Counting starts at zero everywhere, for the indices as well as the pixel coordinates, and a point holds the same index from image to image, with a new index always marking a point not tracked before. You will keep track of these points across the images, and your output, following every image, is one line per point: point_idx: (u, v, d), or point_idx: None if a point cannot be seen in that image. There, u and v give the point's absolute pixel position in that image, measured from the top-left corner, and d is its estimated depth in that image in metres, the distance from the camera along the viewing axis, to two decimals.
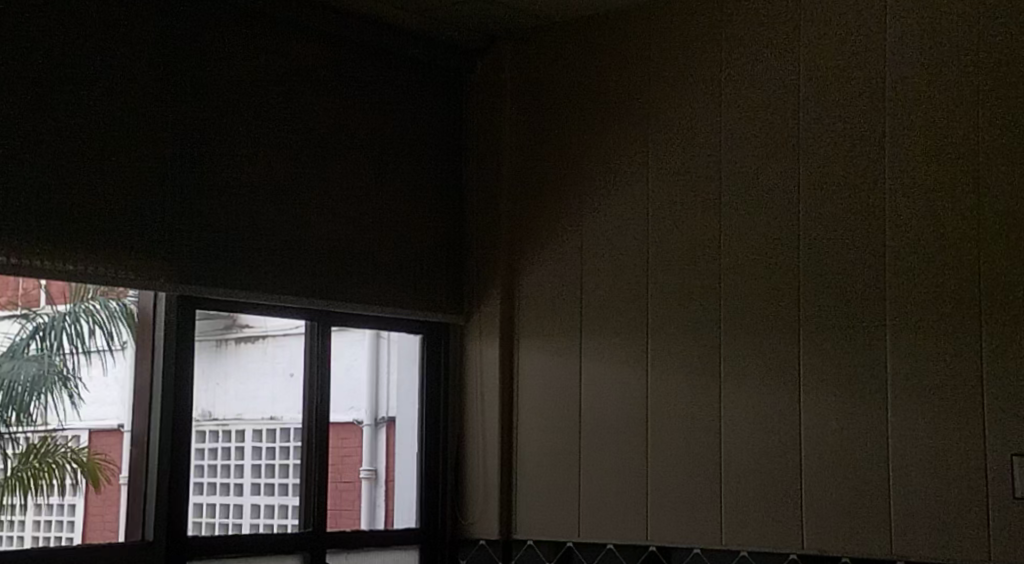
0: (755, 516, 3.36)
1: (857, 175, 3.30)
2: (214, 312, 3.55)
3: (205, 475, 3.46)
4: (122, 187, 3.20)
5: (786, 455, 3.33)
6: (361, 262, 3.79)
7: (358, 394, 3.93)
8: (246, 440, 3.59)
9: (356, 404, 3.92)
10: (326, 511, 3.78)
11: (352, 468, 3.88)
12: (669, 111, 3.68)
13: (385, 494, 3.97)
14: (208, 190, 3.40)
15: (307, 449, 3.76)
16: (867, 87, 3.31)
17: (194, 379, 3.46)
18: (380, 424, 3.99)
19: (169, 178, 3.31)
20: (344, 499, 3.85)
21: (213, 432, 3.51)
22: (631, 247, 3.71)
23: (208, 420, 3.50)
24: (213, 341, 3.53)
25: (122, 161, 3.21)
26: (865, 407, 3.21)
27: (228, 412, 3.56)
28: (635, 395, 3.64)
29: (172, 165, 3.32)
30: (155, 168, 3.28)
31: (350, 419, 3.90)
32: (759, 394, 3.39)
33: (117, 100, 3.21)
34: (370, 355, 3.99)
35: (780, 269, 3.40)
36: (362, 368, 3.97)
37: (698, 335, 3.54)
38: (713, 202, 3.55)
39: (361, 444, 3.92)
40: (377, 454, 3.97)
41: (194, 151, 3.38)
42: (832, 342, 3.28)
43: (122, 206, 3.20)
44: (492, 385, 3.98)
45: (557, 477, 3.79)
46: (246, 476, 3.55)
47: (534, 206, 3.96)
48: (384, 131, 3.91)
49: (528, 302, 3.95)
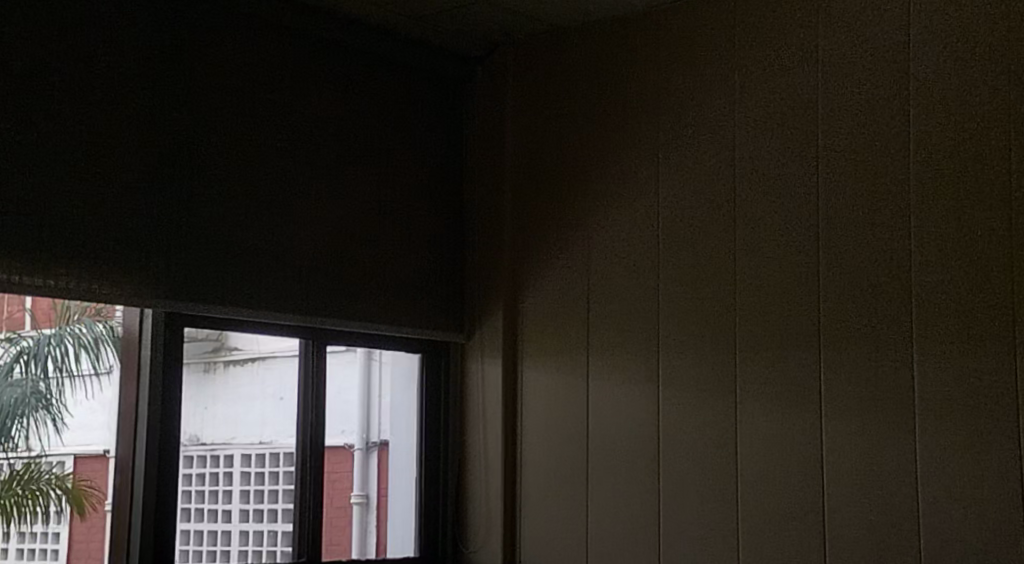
0: (774, 539, 3.20)
1: (879, 181, 3.15)
2: (203, 332, 3.36)
3: (193, 502, 3.27)
4: (107, 196, 3.04)
5: (808, 478, 3.16)
6: (358, 276, 3.63)
7: (348, 417, 3.76)
8: (235, 465, 3.38)
9: (346, 427, 3.74)
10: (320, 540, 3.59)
11: (341, 494, 3.69)
12: (678, 119, 3.53)
13: (376, 519, 3.79)
14: (198, 202, 3.24)
15: (302, 474, 3.57)
16: (886, 93, 3.17)
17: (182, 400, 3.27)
18: (371, 448, 3.82)
19: (156, 190, 3.15)
20: (336, 526, 3.66)
21: (201, 457, 3.30)
22: (640, 262, 3.55)
23: (196, 445, 3.30)
24: (202, 364, 3.35)
25: (106, 172, 3.04)
26: (889, 425, 3.05)
27: (216, 436, 3.37)
28: (645, 415, 3.48)
29: (159, 173, 3.16)
30: (142, 176, 3.12)
31: (341, 442, 3.72)
32: (778, 413, 3.23)
33: (101, 105, 3.06)
34: (362, 377, 3.82)
35: (797, 281, 3.25)
36: (353, 391, 3.79)
37: (712, 351, 3.38)
38: (727, 211, 3.40)
39: (352, 469, 3.73)
40: (367, 480, 3.78)
41: (183, 160, 3.22)
42: (853, 356, 3.13)
43: (107, 217, 3.03)
44: (495, 405, 3.81)
45: (564, 500, 3.62)
46: (234, 502, 3.36)
47: (538, 219, 3.81)
48: (382, 141, 3.76)
49: (532, 319, 3.79)
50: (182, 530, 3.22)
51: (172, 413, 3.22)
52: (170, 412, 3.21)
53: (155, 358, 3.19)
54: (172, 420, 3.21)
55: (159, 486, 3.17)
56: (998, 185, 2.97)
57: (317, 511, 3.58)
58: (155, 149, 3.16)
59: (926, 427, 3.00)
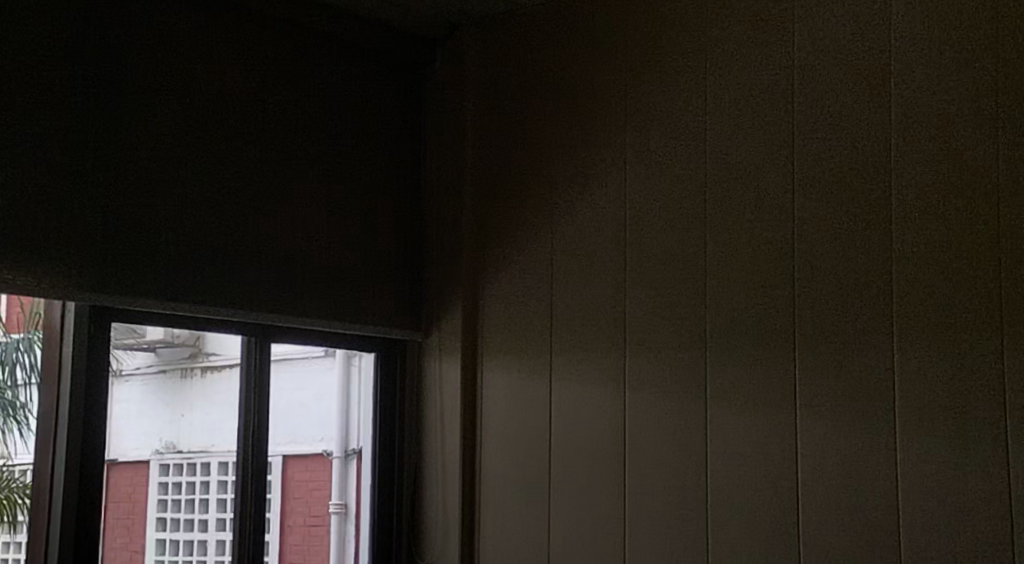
0: (743, 544, 2.98)
1: (861, 166, 2.93)
2: (177, 337, 3.21)
3: (167, 511, 3.15)
4: (28, 174, 2.81)
5: (781, 483, 2.94)
6: (307, 267, 3.40)
7: (328, 424, 3.61)
8: (213, 473, 3.27)
9: (326, 435, 3.61)
10: (293, 551, 3.45)
11: (320, 502, 3.56)
12: (646, 103, 3.32)
13: (357, 528, 3.66)
14: (128, 189, 3.01)
15: (275, 484, 3.41)
16: (867, 74, 2.95)
17: (142, 402, 3.10)
18: (352, 457, 3.68)
19: (85, 173, 2.92)
20: (313, 534, 3.53)
21: (178, 465, 3.17)
22: (606, 256, 3.34)
23: (172, 453, 3.16)
24: (178, 369, 3.20)
25: (26, 153, 2.80)
26: (868, 423, 2.84)
27: (193, 444, 3.23)
28: (609, 415, 3.26)
29: (88, 155, 2.93)
30: (70, 158, 2.89)
31: (320, 451, 3.58)
32: (750, 414, 3.01)
33: (28, 78, 2.83)
34: (341, 385, 3.67)
35: (768, 272, 3.04)
36: (332, 398, 3.64)
37: (681, 349, 3.16)
38: (699, 197, 3.19)
39: (330, 478, 3.59)
40: (346, 488, 3.65)
41: (115, 141, 2.99)
42: (830, 352, 2.91)
43: (28, 199, 2.80)
44: (453, 407, 3.59)
45: (526, 506, 3.39)
46: (211, 511, 3.25)
47: (499, 212, 3.59)
48: (334, 126, 3.54)
49: (492, 317, 3.57)
50: (155, 540, 3.12)
51: (98, 415, 2.97)
52: (97, 416, 2.97)
53: (77, 357, 2.95)
54: (95, 424, 2.96)
55: (82, 488, 2.92)
56: (984, 173, 2.77)
57: (281, 524, 3.43)
58: (86, 129, 2.93)
59: (907, 431, 2.79)
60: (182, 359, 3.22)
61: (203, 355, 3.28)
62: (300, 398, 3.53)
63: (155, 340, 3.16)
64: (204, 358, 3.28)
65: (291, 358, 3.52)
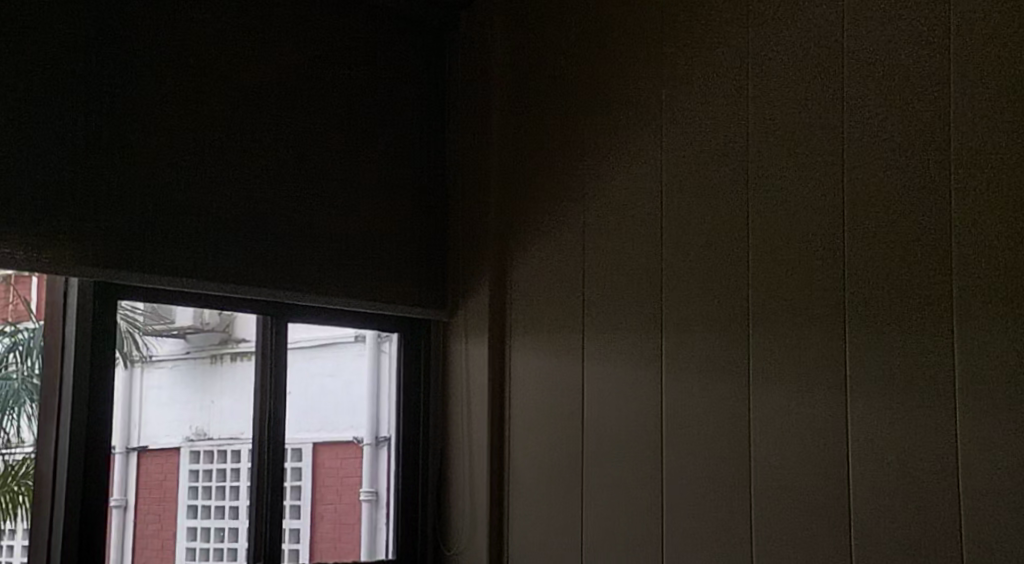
0: (789, 538, 2.76)
1: (916, 108, 2.65)
2: (208, 323, 3.09)
3: (200, 498, 3.03)
4: (27, 143, 2.66)
5: (829, 471, 2.71)
6: (324, 243, 3.22)
7: (357, 410, 3.48)
8: (244, 461, 3.14)
9: (356, 421, 3.47)
10: (323, 540, 3.32)
11: (352, 490, 3.43)
12: (682, 65, 3.10)
13: (388, 518, 3.51)
14: (138, 159, 2.85)
15: (305, 471, 3.28)
16: (924, 19, 2.66)
17: (169, 388, 2.98)
18: (383, 444, 3.54)
19: (90, 142, 2.77)
20: (345, 523, 3.39)
21: (207, 452, 3.05)
22: (640, 227, 3.13)
23: (202, 440, 3.04)
24: (208, 356, 3.07)
25: (24, 121, 2.66)
26: (927, 400, 2.57)
27: (223, 432, 3.10)
28: (648, 399, 3.06)
29: (93, 123, 2.78)
30: (72, 126, 2.74)
31: (350, 439, 3.45)
32: (796, 396, 2.77)
33: (27, 45, 2.69)
34: (371, 369, 3.53)
35: (817, 240, 2.78)
36: (362, 384, 3.50)
37: (720, 328, 2.94)
38: (739, 160, 2.95)
39: (361, 466, 3.46)
40: (377, 476, 3.51)
41: (121, 109, 2.84)
42: (888, 323, 2.65)
43: (27, 169, 2.66)
44: (480, 388, 3.41)
45: (559, 492, 3.21)
46: (242, 499, 3.13)
47: (527, 184, 3.41)
48: (353, 95, 3.36)
49: (521, 296, 3.39)
50: (187, 527, 2.99)
51: (106, 400, 2.82)
52: (105, 397, 2.82)
53: (82, 335, 2.79)
54: (102, 408, 2.81)
55: (87, 475, 2.77)
56: None
57: (312, 511, 3.30)
58: (90, 95, 2.78)
59: (969, 409, 2.51)
60: (213, 345, 3.10)
61: (232, 341, 3.16)
62: (330, 384, 3.39)
63: (185, 326, 3.04)
64: (233, 345, 3.16)
65: (316, 346, 3.37)
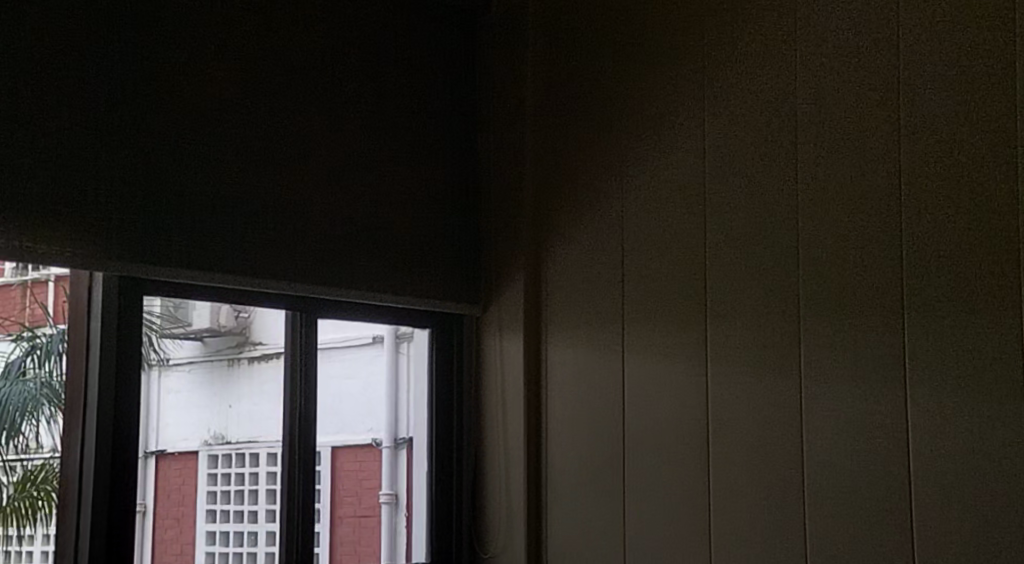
0: (847, 531, 2.72)
1: (977, 98, 2.66)
2: (227, 325, 2.96)
3: (218, 502, 2.89)
4: (61, 130, 2.53)
5: (888, 461, 2.68)
6: (360, 235, 3.12)
7: (376, 412, 3.32)
8: (262, 465, 3.00)
9: (374, 424, 3.31)
10: (344, 545, 3.18)
11: (370, 493, 3.27)
12: (729, 51, 3.03)
13: (409, 519, 3.37)
14: (173, 148, 2.73)
15: (324, 475, 3.14)
16: (984, 8, 2.66)
17: (189, 391, 2.84)
18: (401, 446, 3.38)
19: (124, 129, 2.64)
20: (365, 525, 3.25)
21: (227, 457, 2.91)
22: (685, 216, 3.05)
23: (220, 444, 2.90)
24: (226, 359, 2.93)
25: (58, 106, 2.52)
26: (989, 388, 2.57)
27: (241, 434, 2.96)
28: (693, 393, 2.98)
29: (128, 111, 2.65)
30: (107, 113, 2.61)
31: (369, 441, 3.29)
32: (856, 393, 2.74)
33: (61, 28, 2.55)
34: (389, 368, 3.36)
35: (869, 231, 2.76)
36: (381, 385, 3.34)
37: (770, 323, 2.88)
38: (789, 149, 2.90)
39: (380, 467, 3.31)
40: (396, 476, 3.35)
41: (156, 95, 2.71)
42: (947, 313, 2.64)
43: (62, 157, 2.52)
44: (515, 385, 3.31)
45: (601, 491, 3.11)
46: (260, 502, 2.98)
47: (564, 173, 3.30)
48: (386, 83, 3.25)
49: (557, 290, 3.28)
50: (206, 532, 2.85)
51: (131, 403, 2.68)
52: (128, 399, 2.67)
53: (106, 333, 2.66)
54: (129, 411, 2.67)
55: (113, 481, 2.62)
56: None
57: (331, 516, 3.15)
58: (125, 81, 2.65)
59: None
60: (230, 348, 2.95)
61: (249, 344, 3.01)
62: (348, 388, 3.24)
63: (202, 328, 2.90)
64: (251, 348, 3.02)
65: (334, 345, 3.22)
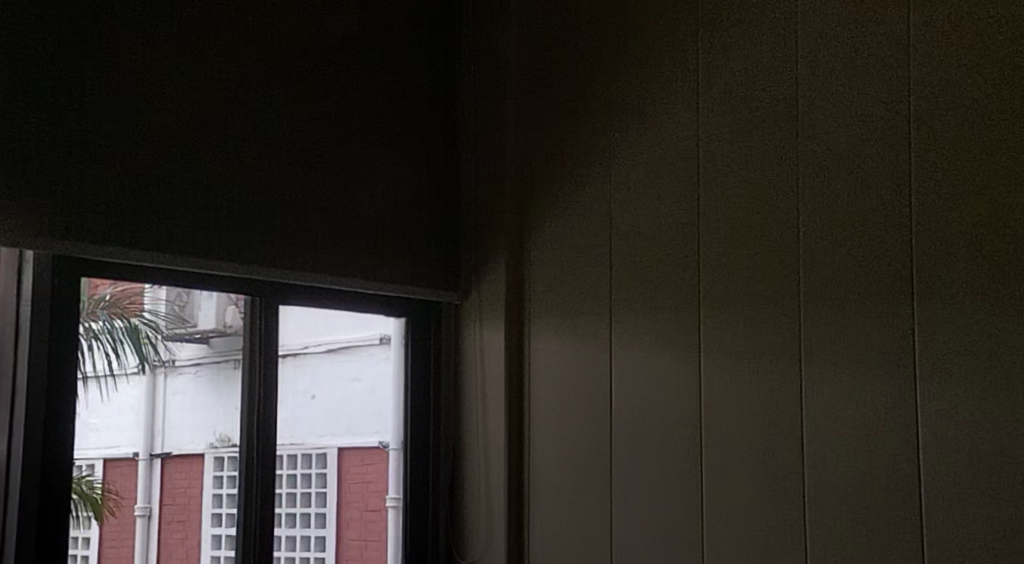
0: (849, 538, 2.47)
1: (994, 59, 2.41)
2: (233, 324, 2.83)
3: (224, 506, 2.76)
4: None
5: (897, 462, 2.43)
6: (326, 217, 2.89)
7: (386, 415, 3.17)
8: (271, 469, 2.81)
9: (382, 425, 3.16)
10: (348, 549, 3.04)
11: (377, 495, 3.12)
12: (726, 18, 2.79)
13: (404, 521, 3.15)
14: (115, 116, 2.49)
15: (331, 477, 2.99)
16: None
17: (200, 391, 2.72)
18: None
19: (58, 94, 2.40)
20: (372, 531, 3.09)
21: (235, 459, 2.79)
22: (678, 196, 2.81)
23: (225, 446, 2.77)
24: (233, 361, 2.82)
25: None
26: (1008, 382, 2.32)
27: None
28: (687, 388, 2.73)
29: (63, 74, 2.41)
30: (39, 76, 2.38)
31: (376, 444, 3.14)
32: (861, 388, 2.49)
33: None
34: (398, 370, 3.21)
35: (878, 208, 2.52)
36: (388, 387, 3.19)
37: (769, 310, 2.63)
38: (789, 122, 2.66)
39: (388, 472, 3.16)
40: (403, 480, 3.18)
41: (97, 60, 2.47)
42: (962, 298, 2.39)
43: None
44: (496, 378, 3.07)
45: (587, 491, 2.87)
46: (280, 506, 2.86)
47: (549, 151, 3.06)
48: (358, 56, 3.02)
49: (542, 277, 3.04)
50: (212, 535, 2.72)
51: (66, 396, 2.43)
52: (64, 393, 2.43)
53: (37, 317, 2.41)
54: (63, 406, 2.43)
55: (43, 481, 2.38)
56: None
57: (337, 519, 3.02)
58: (61, 44, 2.42)
59: None
60: (235, 350, 2.83)
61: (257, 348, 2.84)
62: (355, 389, 3.11)
63: (208, 329, 2.76)
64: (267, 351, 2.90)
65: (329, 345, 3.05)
